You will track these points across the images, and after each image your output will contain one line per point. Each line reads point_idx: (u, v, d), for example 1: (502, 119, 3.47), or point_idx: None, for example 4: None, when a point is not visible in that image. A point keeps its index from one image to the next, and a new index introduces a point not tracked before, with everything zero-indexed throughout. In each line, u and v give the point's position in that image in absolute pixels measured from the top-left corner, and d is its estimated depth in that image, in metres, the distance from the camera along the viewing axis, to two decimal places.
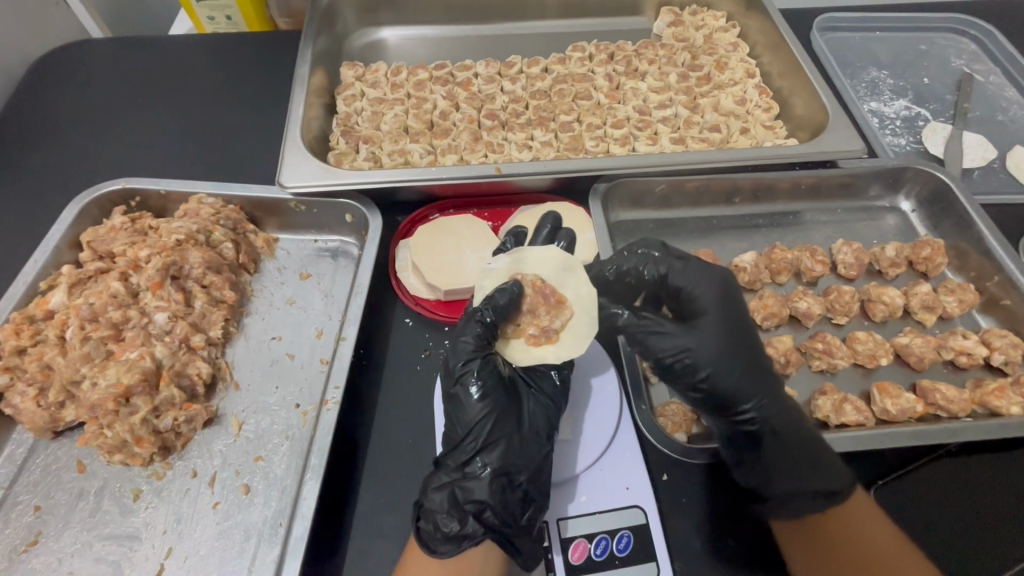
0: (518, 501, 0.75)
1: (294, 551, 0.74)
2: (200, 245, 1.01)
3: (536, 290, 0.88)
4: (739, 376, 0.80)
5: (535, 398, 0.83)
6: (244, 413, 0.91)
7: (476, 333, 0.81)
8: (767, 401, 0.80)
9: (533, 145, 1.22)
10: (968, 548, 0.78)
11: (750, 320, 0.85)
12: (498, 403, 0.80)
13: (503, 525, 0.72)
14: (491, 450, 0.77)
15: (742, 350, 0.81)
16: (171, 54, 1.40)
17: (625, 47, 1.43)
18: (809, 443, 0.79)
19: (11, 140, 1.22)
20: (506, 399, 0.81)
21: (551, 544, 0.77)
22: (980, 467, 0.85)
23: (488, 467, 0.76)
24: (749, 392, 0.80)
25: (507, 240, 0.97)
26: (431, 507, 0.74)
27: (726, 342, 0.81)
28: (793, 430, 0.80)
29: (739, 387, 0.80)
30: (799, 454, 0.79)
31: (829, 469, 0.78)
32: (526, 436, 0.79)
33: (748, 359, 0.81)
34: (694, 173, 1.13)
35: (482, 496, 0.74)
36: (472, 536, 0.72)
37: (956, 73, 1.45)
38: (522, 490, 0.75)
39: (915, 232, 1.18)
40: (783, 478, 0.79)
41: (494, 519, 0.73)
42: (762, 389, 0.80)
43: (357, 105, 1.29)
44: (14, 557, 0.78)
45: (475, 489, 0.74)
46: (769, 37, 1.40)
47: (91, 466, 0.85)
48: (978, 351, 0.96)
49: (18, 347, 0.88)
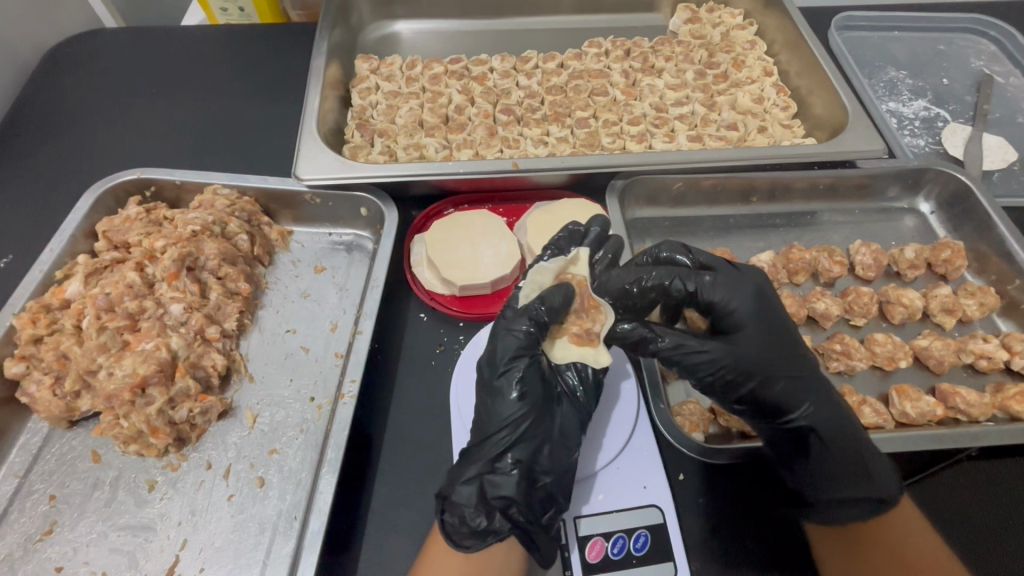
0: (542, 502, 0.74)
1: (311, 545, 0.73)
2: (215, 237, 1.00)
3: (581, 292, 0.85)
4: (781, 384, 0.78)
5: (571, 400, 0.82)
6: (259, 406, 0.90)
7: (525, 330, 0.80)
8: (810, 408, 0.78)
9: (548, 141, 1.21)
10: (989, 554, 0.77)
11: (787, 325, 0.82)
12: (536, 402, 0.79)
13: (527, 524, 0.72)
14: (522, 448, 0.76)
15: (784, 358, 0.79)
16: (185, 44, 1.39)
17: (641, 43, 1.42)
18: (858, 450, 0.78)
19: (25, 128, 1.22)
20: (544, 399, 0.80)
21: (565, 544, 0.77)
22: (1001, 472, 0.84)
23: (517, 464, 0.75)
24: (790, 401, 0.78)
25: (561, 234, 0.92)
26: (459, 499, 0.73)
27: (762, 351, 0.79)
28: (841, 436, 0.78)
29: (779, 396, 0.78)
30: (846, 460, 0.78)
31: (871, 476, 0.77)
32: (558, 438, 0.78)
33: (789, 366, 0.79)
34: (712, 171, 1.12)
35: (508, 493, 0.73)
36: (494, 532, 0.72)
37: (976, 75, 1.43)
38: (546, 490, 0.75)
39: (934, 234, 1.17)
40: (828, 484, 0.78)
41: (517, 517, 0.72)
42: (804, 395, 0.78)
43: (372, 98, 1.29)
44: (29, 546, 0.78)
45: (502, 486, 0.73)
46: (787, 35, 1.38)
47: (106, 456, 0.85)
48: (999, 354, 0.95)
49: (34, 336, 0.88)
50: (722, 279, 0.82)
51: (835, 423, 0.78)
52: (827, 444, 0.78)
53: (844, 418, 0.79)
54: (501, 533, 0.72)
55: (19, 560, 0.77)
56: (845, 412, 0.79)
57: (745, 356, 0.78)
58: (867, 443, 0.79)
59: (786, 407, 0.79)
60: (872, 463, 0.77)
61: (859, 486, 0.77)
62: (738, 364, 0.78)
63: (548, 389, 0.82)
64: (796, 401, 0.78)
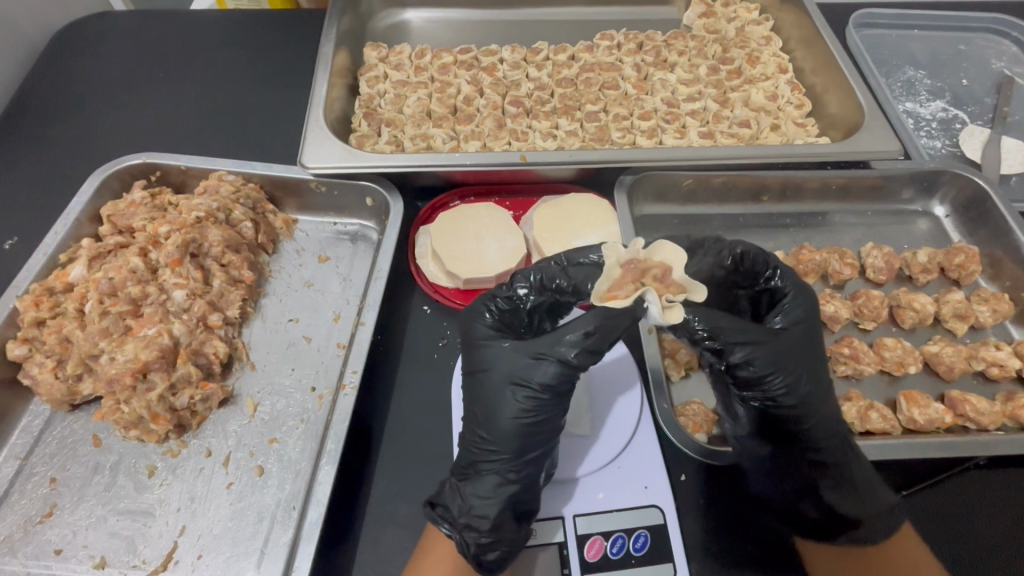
0: (523, 512, 0.74)
1: (309, 535, 0.73)
2: (219, 224, 1.00)
3: (663, 268, 0.68)
4: (814, 404, 0.76)
5: (540, 404, 0.72)
6: (260, 395, 0.90)
7: (489, 317, 0.80)
8: (827, 431, 0.76)
9: (557, 134, 1.19)
10: (992, 564, 0.76)
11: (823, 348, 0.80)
12: (500, 407, 0.73)
13: (500, 538, 0.71)
14: (506, 455, 0.73)
15: (820, 376, 0.77)
16: (194, 29, 1.38)
17: (654, 37, 1.39)
18: (858, 473, 0.76)
19: (31, 110, 1.22)
20: (509, 401, 0.73)
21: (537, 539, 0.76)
22: (1009, 482, 0.82)
23: (496, 469, 0.73)
24: (814, 416, 0.75)
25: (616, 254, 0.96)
26: (446, 501, 0.75)
27: (808, 362, 0.75)
28: (847, 465, 0.76)
29: (814, 411, 0.75)
30: (845, 485, 0.76)
31: (873, 494, 0.76)
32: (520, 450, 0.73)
33: (824, 388, 0.76)
34: (722, 168, 1.10)
35: (490, 505, 0.72)
36: (473, 549, 0.71)
37: (996, 76, 1.40)
38: (528, 500, 0.74)
39: (948, 238, 1.14)
40: (816, 502, 0.77)
41: (497, 532, 0.71)
42: (826, 416, 0.76)
43: (380, 86, 1.27)
44: (29, 527, 0.78)
45: (482, 492, 0.73)
46: (803, 30, 1.36)
47: (107, 440, 0.85)
48: (1011, 363, 0.93)
49: (37, 319, 0.88)
50: (791, 289, 0.79)
51: (845, 449, 0.76)
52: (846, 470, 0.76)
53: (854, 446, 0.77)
54: (483, 552, 0.71)
55: (19, 542, 0.77)
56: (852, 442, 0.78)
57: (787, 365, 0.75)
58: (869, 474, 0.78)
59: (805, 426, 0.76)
60: (871, 480, 0.77)
61: (856, 506, 0.75)
62: (792, 370, 0.74)
63: (514, 385, 0.73)
64: (821, 418, 0.76)
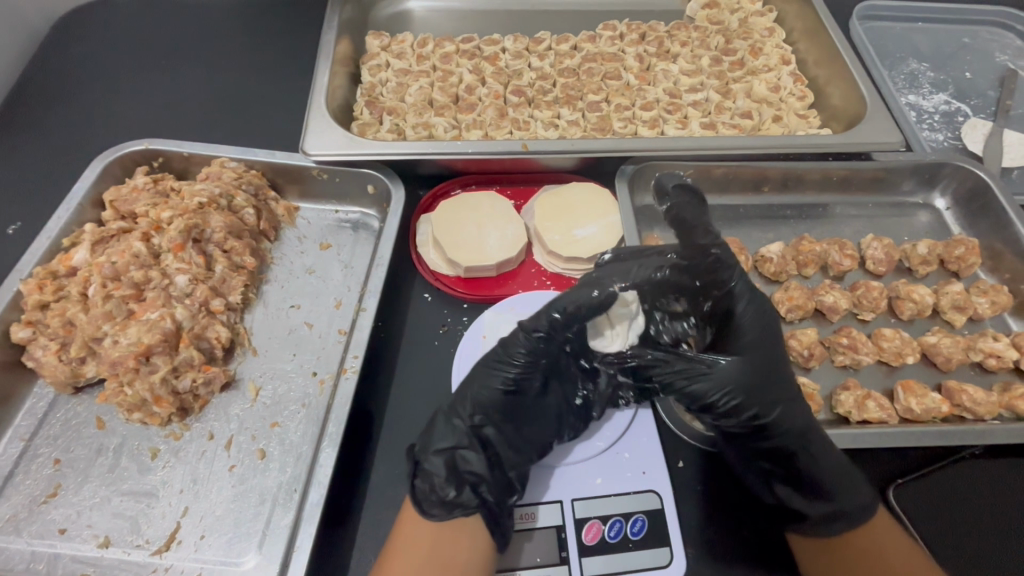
0: (472, 475, 0.76)
1: (310, 516, 0.74)
2: (221, 210, 1.00)
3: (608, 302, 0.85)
4: (770, 400, 0.79)
5: (525, 376, 0.82)
6: (262, 379, 0.91)
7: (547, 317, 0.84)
8: (788, 421, 0.78)
9: (559, 124, 1.19)
10: (988, 551, 0.77)
11: (782, 362, 0.82)
12: (480, 372, 0.82)
13: (436, 477, 0.75)
14: (485, 410, 0.81)
15: (770, 376, 0.80)
16: (196, 16, 1.38)
17: (657, 27, 1.39)
18: (829, 470, 0.77)
19: (33, 96, 1.22)
20: (491, 363, 0.82)
21: (496, 510, 0.73)
22: (1003, 471, 0.83)
23: (459, 421, 0.79)
24: (750, 355, 0.81)
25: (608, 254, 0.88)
26: (433, 441, 0.78)
27: (756, 364, 0.80)
28: (809, 408, 0.81)
29: (768, 412, 0.78)
30: (818, 435, 0.78)
31: (843, 485, 0.76)
32: (504, 424, 0.81)
33: (757, 329, 0.82)
34: (724, 159, 1.10)
35: (435, 452, 0.77)
36: (421, 496, 0.74)
37: (1000, 70, 1.39)
38: (473, 462, 0.77)
39: (949, 230, 1.14)
40: (779, 456, 0.79)
41: (436, 477, 0.75)
42: (773, 357, 0.82)
43: (382, 75, 1.27)
44: (33, 507, 0.79)
45: (435, 442, 0.78)
46: (807, 22, 1.36)
47: (110, 423, 0.86)
48: (1008, 354, 0.94)
49: (41, 302, 0.89)
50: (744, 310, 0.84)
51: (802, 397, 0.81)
52: (814, 461, 0.78)
53: (825, 444, 0.78)
54: (431, 500, 0.73)
55: (23, 521, 0.78)
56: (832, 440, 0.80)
57: (718, 275, 0.84)
58: (849, 468, 0.77)
59: (761, 368, 0.80)
60: (836, 469, 0.77)
61: (842, 501, 0.75)
62: (736, 378, 0.79)
63: (497, 348, 0.83)
64: (752, 389, 0.79)
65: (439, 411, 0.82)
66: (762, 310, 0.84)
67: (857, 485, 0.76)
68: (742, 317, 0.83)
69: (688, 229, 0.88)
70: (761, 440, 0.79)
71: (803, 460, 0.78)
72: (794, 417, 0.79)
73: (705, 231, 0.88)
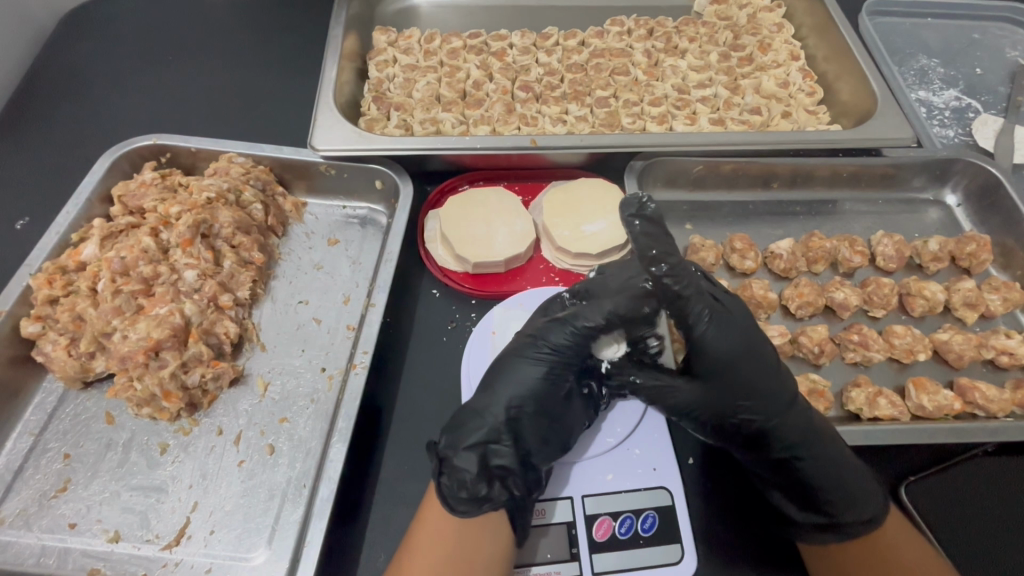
0: (501, 468, 0.74)
1: (321, 511, 0.74)
2: (229, 205, 1.00)
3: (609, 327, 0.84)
4: (747, 417, 0.76)
5: (556, 368, 0.81)
6: (270, 374, 0.91)
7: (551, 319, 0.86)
8: (774, 435, 0.76)
9: (567, 119, 1.18)
10: (1002, 549, 0.76)
11: (764, 377, 0.77)
12: (512, 363, 0.82)
13: (466, 472, 0.73)
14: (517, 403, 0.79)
15: (748, 393, 0.76)
16: (203, 12, 1.38)
17: (665, 23, 1.38)
18: (826, 480, 0.75)
19: (40, 92, 1.22)
20: (525, 355, 0.82)
21: (521, 505, 0.72)
22: (1016, 469, 0.82)
23: (491, 414, 0.78)
24: (728, 374, 0.77)
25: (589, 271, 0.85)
26: (461, 436, 0.76)
27: (732, 382, 0.77)
28: (807, 418, 0.76)
29: (747, 427, 0.77)
30: (815, 446, 0.76)
31: (844, 492, 0.74)
32: (538, 419, 0.79)
33: (736, 346, 0.76)
34: (733, 155, 1.09)
35: (467, 447, 0.75)
36: (448, 492, 0.72)
37: (1011, 66, 1.38)
38: (504, 456, 0.76)
39: (960, 226, 1.14)
40: (773, 468, 0.77)
41: (466, 474, 0.73)
42: (760, 371, 0.77)
43: (389, 71, 1.26)
44: (43, 502, 0.79)
45: (467, 437, 0.76)
46: (816, 18, 1.35)
47: (119, 418, 0.86)
48: (1021, 351, 0.93)
49: (50, 297, 0.89)
50: (718, 327, 0.76)
51: (793, 407, 0.76)
52: (809, 472, 0.75)
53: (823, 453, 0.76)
54: (457, 497, 0.71)
55: (33, 516, 0.78)
56: (832, 447, 0.76)
57: (687, 302, 0.76)
58: (852, 475, 0.75)
59: (741, 387, 0.77)
60: (836, 476, 0.75)
61: (843, 509, 0.74)
62: (709, 397, 0.77)
63: (529, 340, 0.83)
64: (727, 408, 0.77)
65: (471, 402, 0.80)
66: (738, 321, 0.77)
67: (859, 492, 0.74)
68: (715, 336, 0.76)
69: (648, 254, 0.77)
70: (753, 452, 0.78)
71: (798, 470, 0.76)
72: (781, 432, 0.76)
73: (668, 251, 0.77)
